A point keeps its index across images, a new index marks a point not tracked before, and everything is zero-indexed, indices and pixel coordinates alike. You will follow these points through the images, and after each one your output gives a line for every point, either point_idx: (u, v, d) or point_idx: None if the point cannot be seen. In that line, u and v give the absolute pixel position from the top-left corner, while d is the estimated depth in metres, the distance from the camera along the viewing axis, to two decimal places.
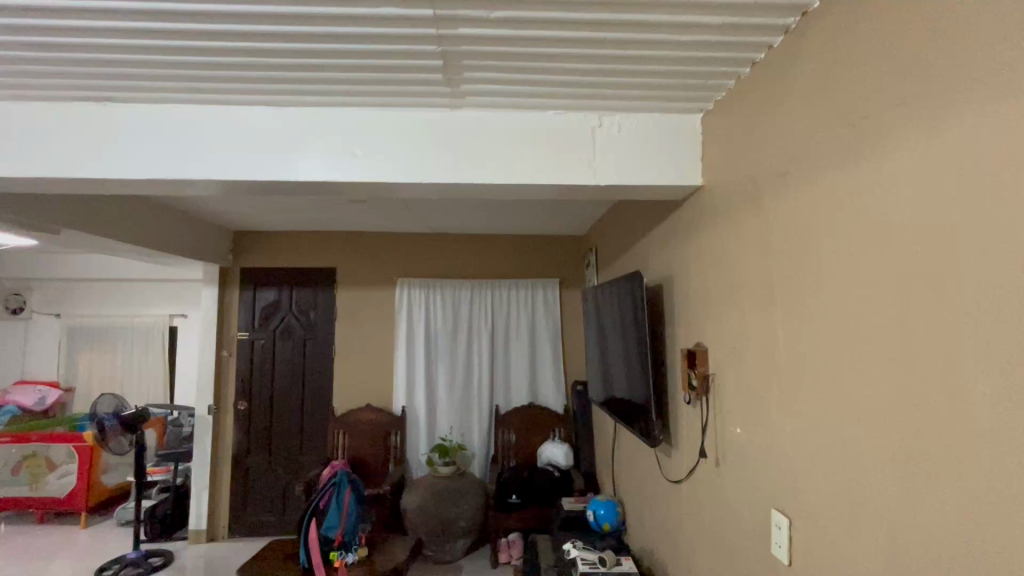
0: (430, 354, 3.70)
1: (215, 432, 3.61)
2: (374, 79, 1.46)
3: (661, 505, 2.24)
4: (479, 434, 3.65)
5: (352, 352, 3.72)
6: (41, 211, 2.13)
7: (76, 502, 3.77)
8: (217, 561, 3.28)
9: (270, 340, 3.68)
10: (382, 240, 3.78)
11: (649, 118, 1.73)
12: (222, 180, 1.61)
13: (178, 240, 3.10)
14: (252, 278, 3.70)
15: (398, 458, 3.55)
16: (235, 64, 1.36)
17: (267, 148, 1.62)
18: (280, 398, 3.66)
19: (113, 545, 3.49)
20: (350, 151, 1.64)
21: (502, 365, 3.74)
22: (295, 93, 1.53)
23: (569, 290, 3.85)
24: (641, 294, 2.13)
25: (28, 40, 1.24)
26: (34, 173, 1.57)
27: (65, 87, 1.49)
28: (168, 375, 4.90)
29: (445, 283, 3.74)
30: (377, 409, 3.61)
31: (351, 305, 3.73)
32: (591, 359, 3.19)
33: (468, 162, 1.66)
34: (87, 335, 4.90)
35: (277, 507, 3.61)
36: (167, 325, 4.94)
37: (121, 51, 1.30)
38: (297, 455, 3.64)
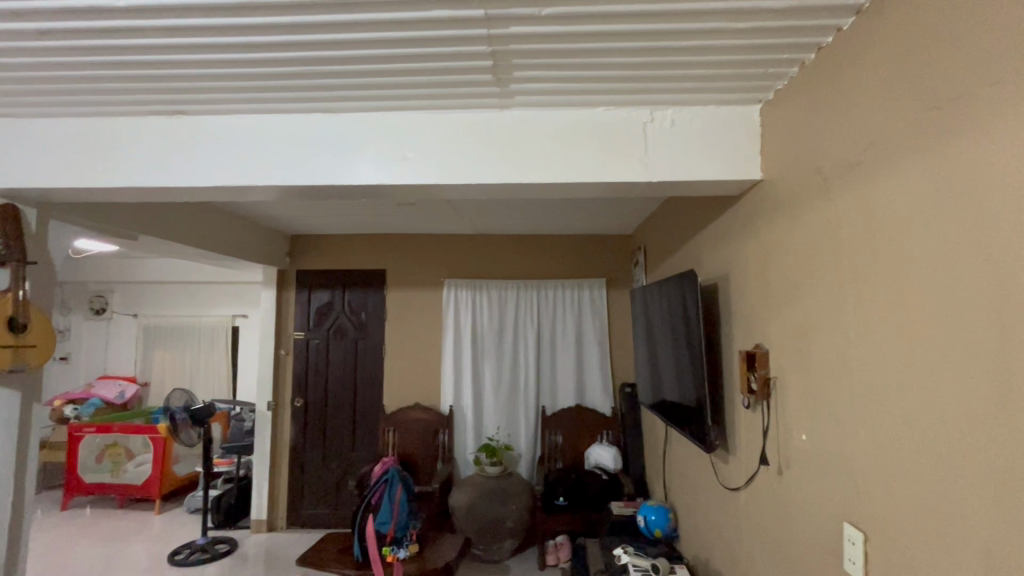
0: (477, 354, 3.72)
1: (274, 427, 3.78)
2: (425, 83, 1.48)
3: (717, 512, 2.16)
4: (526, 435, 3.65)
5: (402, 351, 3.80)
6: (120, 218, 2.30)
7: (151, 489, 4.05)
8: (277, 550, 3.44)
9: (324, 339, 3.82)
10: (429, 242, 3.85)
11: (703, 110, 1.67)
12: (281, 186, 1.68)
13: (240, 244, 3.27)
14: (307, 279, 3.86)
15: (446, 456, 3.60)
16: (296, 73, 1.41)
17: (323, 153, 1.68)
18: (333, 396, 3.79)
19: (184, 531, 3.71)
20: (400, 155, 1.67)
21: (549, 366, 3.71)
22: (348, 100, 1.58)
23: (616, 290, 3.78)
24: (693, 294, 2.06)
25: (112, 59, 1.34)
26: (115, 181, 1.69)
27: (143, 102, 1.60)
28: (230, 372, 5.19)
29: (491, 284, 3.76)
30: (425, 408, 3.67)
31: (401, 306, 3.82)
32: (640, 361, 3.12)
33: (516, 163, 1.66)
34: (160, 334, 5.27)
35: (331, 501, 3.74)
36: (229, 325, 5.23)
37: (191, 67, 1.38)
38: (350, 451, 3.76)
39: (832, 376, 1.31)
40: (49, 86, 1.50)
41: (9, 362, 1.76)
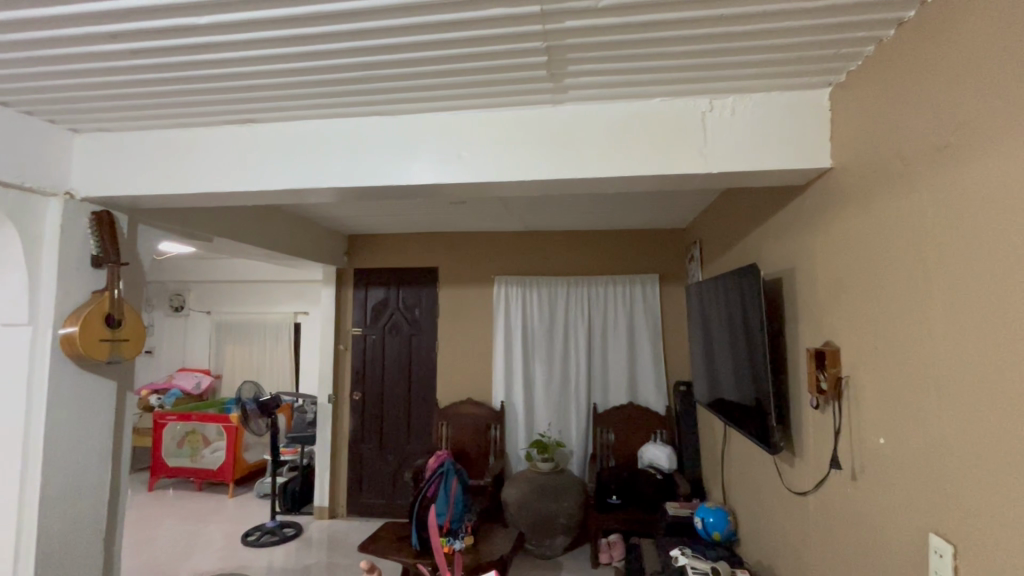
0: (527, 350, 3.74)
1: (334, 419, 3.96)
2: (480, 82, 1.50)
3: (783, 517, 2.06)
4: (577, 432, 3.63)
5: (454, 347, 3.88)
6: (197, 222, 2.47)
7: (226, 474, 4.35)
8: (339, 536, 3.60)
9: (380, 335, 3.95)
10: (480, 239, 3.89)
11: (767, 96, 1.59)
12: (343, 187, 1.75)
13: (303, 244, 3.44)
14: (363, 277, 4.00)
15: (498, 451, 3.64)
16: (357, 78, 1.47)
17: (381, 155, 1.73)
18: (389, 389, 3.92)
19: (254, 514, 3.96)
20: (455, 154, 1.70)
21: (600, 363, 3.67)
22: (404, 101, 1.63)
23: (669, 285, 3.69)
24: (755, 288, 1.97)
25: (192, 74, 1.44)
26: (195, 187, 1.82)
27: (219, 113, 1.71)
28: (293, 365, 5.47)
29: (541, 280, 3.76)
30: (478, 403, 3.73)
31: (453, 303, 3.89)
32: (695, 359, 3.03)
33: (569, 158, 1.65)
34: (231, 330, 5.63)
35: (388, 491, 3.88)
36: (292, 321, 5.52)
37: (262, 77, 1.46)
38: (405, 443, 3.87)
39: (915, 376, 1.22)
40: (138, 102, 1.63)
41: (107, 354, 1.93)
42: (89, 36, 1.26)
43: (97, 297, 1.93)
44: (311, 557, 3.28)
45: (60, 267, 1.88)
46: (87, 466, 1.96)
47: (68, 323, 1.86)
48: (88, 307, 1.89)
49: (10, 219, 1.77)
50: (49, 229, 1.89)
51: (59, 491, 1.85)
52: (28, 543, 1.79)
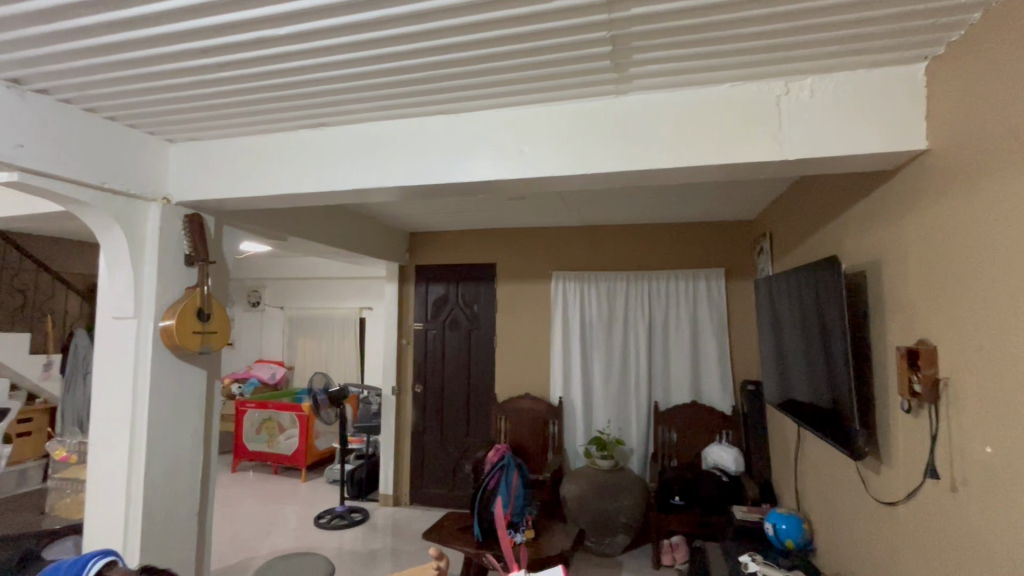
0: (586, 346, 3.70)
1: (398, 410, 4.10)
2: (543, 75, 1.50)
3: (867, 527, 1.92)
4: (638, 430, 3.55)
5: (512, 342, 3.91)
6: (273, 222, 2.64)
7: (299, 460, 4.62)
8: (403, 523, 3.74)
9: (441, 330, 4.05)
10: (538, 235, 3.89)
11: (852, 75, 1.48)
12: (408, 185, 1.81)
13: (368, 241, 3.58)
14: (424, 274, 4.11)
15: (557, 447, 3.63)
16: (423, 78, 1.51)
17: (444, 153, 1.77)
18: (449, 383, 4.02)
19: (324, 498, 4.18)
20: (517, 150, 1.71)
21: (662, 361, 3.57)
22: (468, 99, 1.65)
23: (735, 280, 3.53)
24: (834, 283, 1.85)
25: (272, 82, 1.53)
26: (273, 190, 1.94)
27: (294, 118, 1.81)
28: (359, 359, 5.73)
29: (600, 276, 3.71)
30: (536, 398, 3.72)
31: (511, 298, 3.92)
32: (765, 357, 2.88)
33: (632, 150, 1.61)
34: (302, 324, 5.97)
35: (448, 482, 3.98)
36: (358, 316, 5.78)
37: (334, 82, 1.53)
38: (465, 436, 3.95)
39: None
40: (224, 111, 1.76)
41: (198, 345, 2.10)
42: (185, 52, 1.37)
43: (190, 292, 2.10)
44: (377, 542, 3.42)
45: (159, 266, 2.06)
46: (183, 447, 2.15)
47: (166, 317, 2.04)
48: (182, 301, 2.06)
49: (118, 223, 1.95)
50: (150, 233, 2.07)
51: (159, 469, 2.04)
52: (134, 514, 1.98)
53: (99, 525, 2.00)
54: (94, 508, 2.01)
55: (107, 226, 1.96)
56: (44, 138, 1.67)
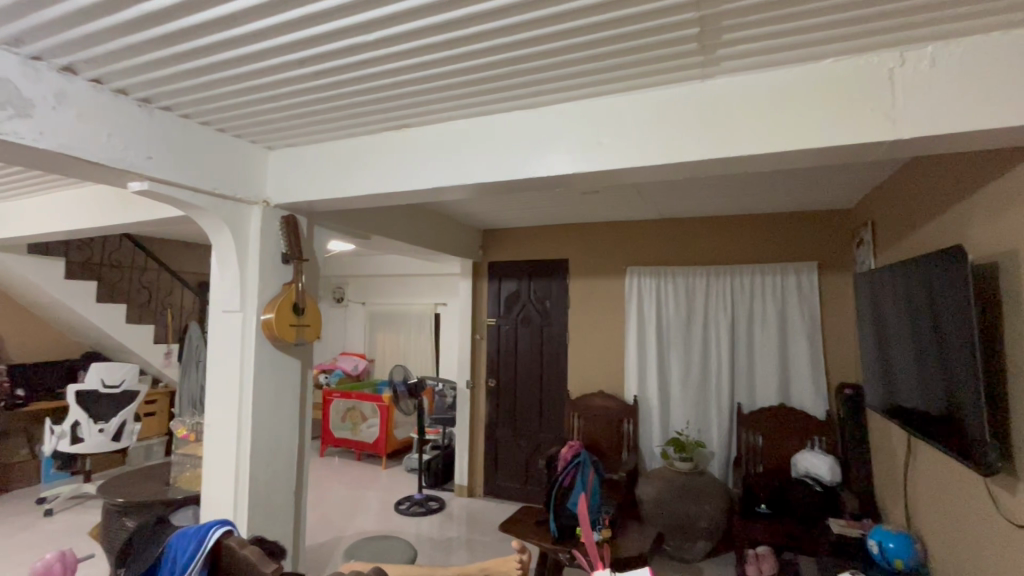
0: (662, 343, 3.58)
1: (472, 404, 4.20)
2: (624, 64, 1.46)
3: (998, 553, 1.70)
4: (719, 432, 3.38)
5: (585, 339, 3.86)
6: (358, 222, 2.78)
7: (380, 448, 4.87)
8: (477, 514, 3.82)
9: (513, 326, 4.09)
10: (612, 229, 3.81)
11: (983, 40, 1.30)
12: (486, 183, 1.83)
13: (444, 239, 3.69)
14: (497, 269, 4.17)
15: (632, 446, 3.53)
16: (502, 74, 1.52)
17: (522, 149, 1.78)
18: (522, 378, 4.04)
19: (404, 486, 4.37)
20: (596, 142, 1.68)
21: (746, 360, 3.37)
22: (546, 92, 1.65)
23: (831, 274, 3.25)
24: (954, 277, 1.65)
25: (362, 87, 1.62)
26: (360, 190, 2.05)
27: (381, 120, 1.90)
28: (434, 353, 5.93)
29: (677, 271, 3.57)
30: (610, 396, 3.65)
31: (583, 294, 3.88)
32: (866, 359, 2.63)
33: (719, 136, 1.53)
34: (382, 319, 6.28)
35: (521, 476, 4.02)
36: (433, 312, 5.98)
37: (418, 83, 1.59)
38: (538, 431, 3.97)
39: None
40: (317, 116, 1.88)
41: (294, 337, 2.26)
42: (286, 64, 1.49)
43: (287, 288, 2.28)
44: (453, 531, 3.53)
45: (262, 264, 2.24)
46: (282, 431, 2.33)
47: (266, 310, 2.21)
48: (280, 297, 2.24)
49: (227, 225, 2.15)
50: (253, 233, 2.26)
51: (263, 450, 2.23)
52: (241, 490, 2.18)
53: (214, 498, 2.23)
54: (209, 483, 2.24)
55: (218, 228, 2.16)
56: (166, 150, 1.88)
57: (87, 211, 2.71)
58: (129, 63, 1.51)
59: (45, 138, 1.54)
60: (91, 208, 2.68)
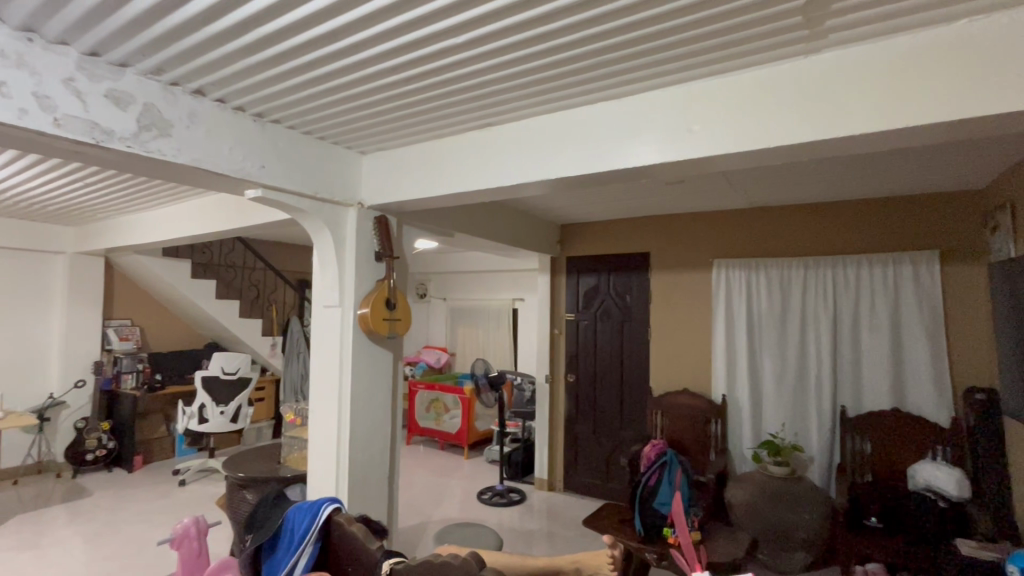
0: (753, 340, 3.37)
1: (552, 399, 4.22)
2: (717, 45, 1.40)
3: None
4: (820, 437, 3.12)
5: (668, 334, 3.73)
6: (443, 220, 2.89)
7: (462, 438, 5.04)
8: (558, 508, 3.84)
9: (592, 321, 4.05)
10: (697, 221, 3.65)
11: None
12: (569, 177, 1.83)
13: (523, 235, 3.73)
14: (576, 265, 4.14)
15: (720, 448, 3.36)
16: (587, 66, 1.52)
17: (606, 141, 1.76)
18: (601, 374, 3.99)
19: (485, 476, 4.50)
20: (686, 129, 1.62)
21: (851, 359, 3.09)
22: (632, 81, 1.61)
23: (956, 264, 2.88)
24: None
25: (450, 88, 1.68)
26: (447, 189, 2.13)
27: (466, 120, 1.97)
28: (512, 347, 6.02)
29: (770, 263, 3.34)
30: (696, 395, 3.50)
31: (666, 288, 3.75)
32: (1002, 359, 2.31)
33: (825, 116, 1.41)
34: (462, 314, 6.48)
35: (602, 473, 3.98)
36: (511, 307, 6.06)
37: (503, 81, 1.63)
38: (619, 428, 3.90)
39: None
40: (407, 119, 1.97)
41: (387, 330, 2.41)
42: (381, 72, 1.59)
43: (379, 285, 2.43)
44: (534, 523, 3.57)
45: (358, 262, 2.40)
46: (377, 418, 2.49)
47: (362, 305, 2.37)
48: (373, 293, 2.39)
49: (327, 226, 2.32)
50: (349, 232, 2.41)
51: (361, 435, 2.40)
52: (343, 472, 2.35)
53: (319, 477, 2.42)
54: (315, 464, 2.44)
55: (319, 229, 2.34)
56: (276, 159, 2.06)
57: (210, 217, 3.04)
58: (247, 82, 1.68)
59: (182, 154, 1.75)
60: (213, 215, 3.02)
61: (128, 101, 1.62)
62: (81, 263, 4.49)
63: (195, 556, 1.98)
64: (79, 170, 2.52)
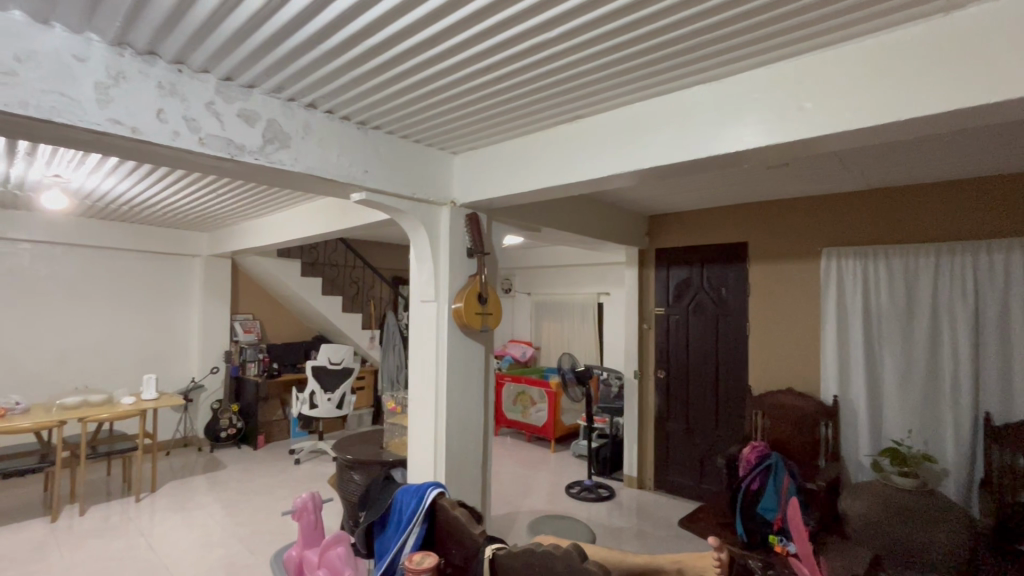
0: (871, 336, 3.05)
1: (641, 395, 4.11)
2: (835, 12, 1.28)
3: None
4: (955, 446, 2.75)
5: (770, 329, 3.48)
6: (530, 215, 2.92)
7: (549, 432, 5.08)
8: (649, 507, 3.75)
9: (684, 316, 3.89)
10: (803, 206, 3.36)
11: None
12: (663, 165, 1.77)
13: (610, 227, 3.66)
14: (666, 257, 4.00)
15: (832, 454, 3.08)
16: (689, 47, 1.46)
17: (705, 126, 1.67)
18: (694, 371, 3.82)
19: (573, 470, 4.50)
20: (796, 106, 1.50)
21: (996, 358, 2.68)
22: (733, 60, 1.53)
23: None
24: None
25: (542, 82, 1.70)
26: (536, 184, 2.15)
27: (557, 114, 1.97)
28: (598, 342, 5.95)
29: (891, 250, 3.00)
30: (802, 395, 3.24)
31: (767, 280, 3.50)
32: None
33: (966, 80, 1.24)
34: (547, 308, 6.51)
35: (696, 473, 3.82)
36: (596, 302, 5.98)
37: (597, 70, 1.61)
38: (714, 428, 3.71)
39: None
40: (497, 116, 2.01)
41: (479, 324, 2.49)
42: (475, 73, 1.64)
43: (472, 280, 2.52)
44: (623, 520, 3.51)
45: (451, 258, 2.49)
46: (470, 409, 2.58)
47: (456, 300, 2.47)
48: (466, 287, 2.49)
49: (422, 225, 2.44)
50: (443, 229, 2.51)
51: (456, 424, 2.50)
52: (439, 458, 2.47)
53: (418, 463, 2.56)
54: (414, 450, 2.58)
55: (417, 228, 2.46)
56: (378, 164, 2.20)
57: (318, 220, 3.32)
58: (354, 92, 1.82)
59: (299, 163, 1.92)
60: (321, 217, 3.29)
61: (255, 118, 1.81)
62: (214, 264, 5.11)
63: (312, 527, 2.15)
64: (213, 181, 2.86)
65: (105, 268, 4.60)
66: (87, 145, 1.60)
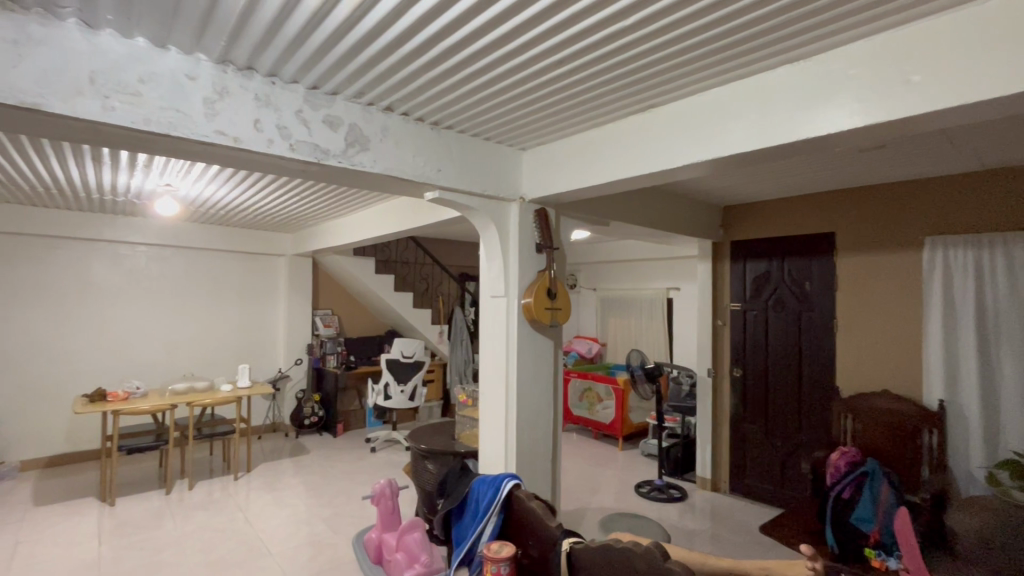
0: (985, 334, 2.74)
1: (715, 395, 3.95)
2: None
3: None
4: None
5: (862, 327, 3.21)
6: (599, 209, 2.88)
7: (617, 429, 5.01)
8: (725, 511, 3.59)
9: (762, 312, 3.69)
10: (902, 192, 3.07)
11: None
12: (744, 151, 1.68)
13: (682, 220, 3.53)
14: (742, 250, 3.80)
15: (937, 463, 2.80)
16: (773, 26, 1.38)
17: (792, 108, 1.57)
18: (774, 370, 3.61)
19: (643, 469, 4.40)
20: (900, 81, 1.37)
21: None
22: (825, 36, 1.43)
23: None
24: None
25: (614, 73, 1.67)
26: (607, 177, 2.11)
27: (629, 104, 1.93)
28: (667, 338, 5.77)
29: (1010, 237, 2.66)
30: (899, 398, 2.98)
31: (858, 273, 3.23)
32: None
33: None
34: (613, 304, 6.41)
35: (776, 478, 3.61)
36: (665, 297, 5.80)
37: (672, 57, 1.56)
38: (796, 431, 3.48)
39: None
40: (567, 109, 2.00)
41: (548, 319, 2.50)
42: (546, 68, 1.65)
43: (541, 275, 2.53)
44: (698, 523, 3.39)
45: (521, 254, 2.51)
46: (540, 403, 2.59)
47: (526, 296, 2.49)
48: (536, 282, 2.50)
49: (492, 221, 2.47)
50: (512, 225, 2.54)
51: (526, 417, 2.52)
52: (510, 451, 2.50)
53: (489, 455, 2.62)
54: (485, 443, 2.63)
55: (487, 225, 2.50)
56: (451, 163, 2.26)
57: (392, 220, 3.47)
58: (428, 93, 1.87)
59: (378, 164, 2.01)
60: (395, 217, 3.43)
61: (338, 123, 1.91)
62: (297, 263, 5.48)
63: (390, 512, 2.26)
64: (298, 185, 3.06)
65: (206, 268, 5.07)
66: (197, 155, 1.77)
